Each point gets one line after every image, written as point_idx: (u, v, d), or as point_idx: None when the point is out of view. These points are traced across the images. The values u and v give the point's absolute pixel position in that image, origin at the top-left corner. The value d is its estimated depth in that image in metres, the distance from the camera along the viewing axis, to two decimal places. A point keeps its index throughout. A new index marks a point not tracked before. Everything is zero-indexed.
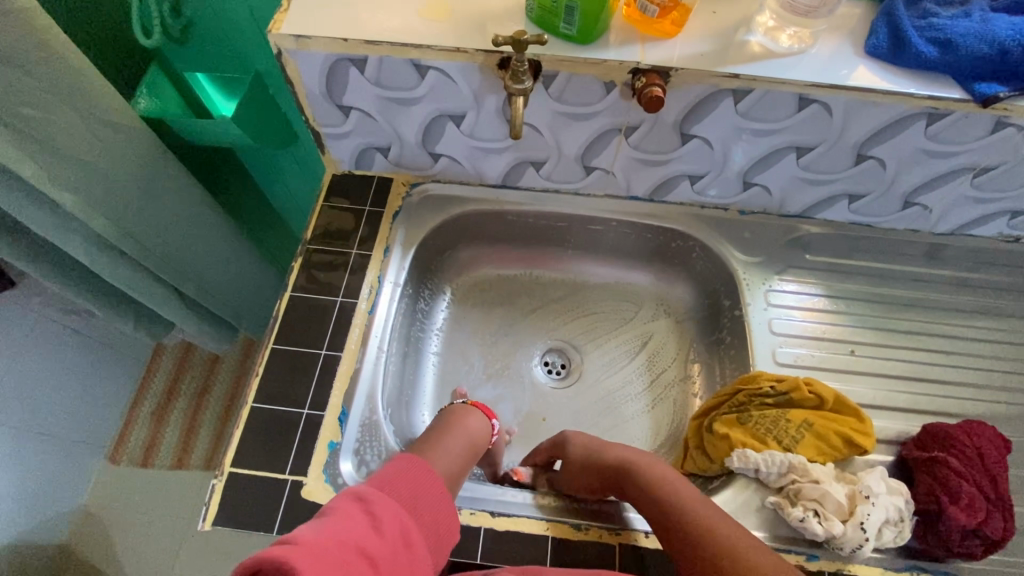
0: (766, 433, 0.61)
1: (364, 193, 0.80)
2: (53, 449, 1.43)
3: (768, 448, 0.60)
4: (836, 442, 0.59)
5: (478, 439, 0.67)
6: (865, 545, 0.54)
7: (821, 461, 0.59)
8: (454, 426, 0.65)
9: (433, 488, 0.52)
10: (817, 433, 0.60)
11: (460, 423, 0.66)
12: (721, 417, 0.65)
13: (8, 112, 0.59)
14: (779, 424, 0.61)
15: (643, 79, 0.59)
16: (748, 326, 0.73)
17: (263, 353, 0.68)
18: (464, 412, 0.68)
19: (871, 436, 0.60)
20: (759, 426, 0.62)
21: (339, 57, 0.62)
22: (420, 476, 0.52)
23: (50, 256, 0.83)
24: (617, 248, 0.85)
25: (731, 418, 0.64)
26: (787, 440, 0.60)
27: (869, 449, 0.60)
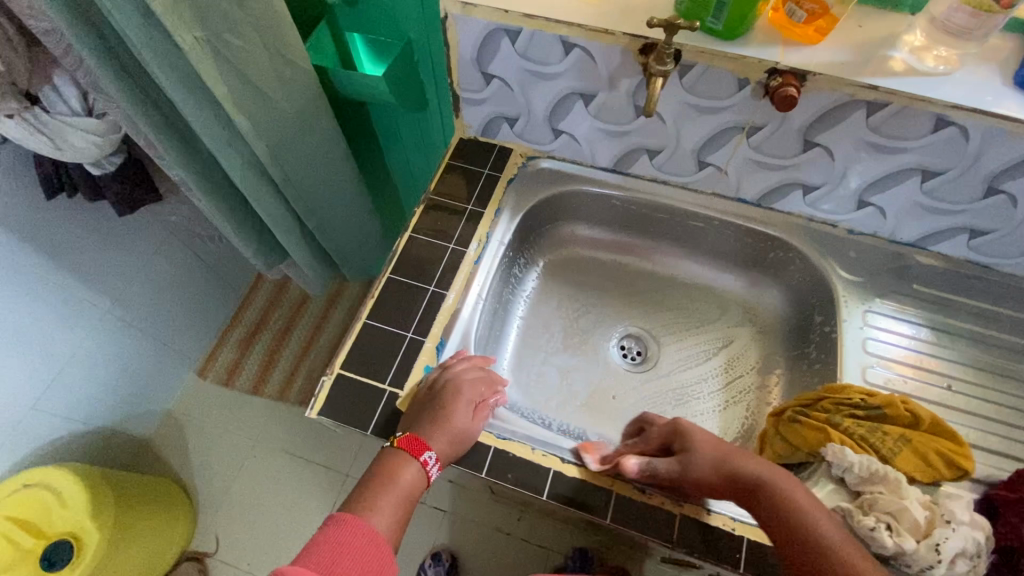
0: (862, 439, 0.63)
1: (484, 158, 0.86)
2: (155, 352, 1.60)
3: (866, 453, 0.62)
4: (935, 459, 0.60)
5: (413, 490, 0.60)
6: (937, 568, 0.53)
7: (919, 474, 0.60)
8: (385, 481, 0.59)
9: (354, 548, 0.53)
10: (916, 447, 0.61)
11: (392, 472, 0.60)
12: (810, 416, 0.67)
13: (216, 38, 0.70)
14: (877, 435, 0.63)
15: (779, 79, 0.62)
16: (841, 340, 0.73)
17: (380, 279, 0.76)
18: (394, 460, 0.60)
19: (972, 459, 0.61)
20: (854, 433, 0.64)
21: (496, 27, 0.69)
22: (348, 537, 0.53)
23: (209, 172, 0.96)
24: (714, 249, 0.87)
25: (821, 419, 0.66)
26: (886, 451, 0.62)
27: (969, 473, 0.60)
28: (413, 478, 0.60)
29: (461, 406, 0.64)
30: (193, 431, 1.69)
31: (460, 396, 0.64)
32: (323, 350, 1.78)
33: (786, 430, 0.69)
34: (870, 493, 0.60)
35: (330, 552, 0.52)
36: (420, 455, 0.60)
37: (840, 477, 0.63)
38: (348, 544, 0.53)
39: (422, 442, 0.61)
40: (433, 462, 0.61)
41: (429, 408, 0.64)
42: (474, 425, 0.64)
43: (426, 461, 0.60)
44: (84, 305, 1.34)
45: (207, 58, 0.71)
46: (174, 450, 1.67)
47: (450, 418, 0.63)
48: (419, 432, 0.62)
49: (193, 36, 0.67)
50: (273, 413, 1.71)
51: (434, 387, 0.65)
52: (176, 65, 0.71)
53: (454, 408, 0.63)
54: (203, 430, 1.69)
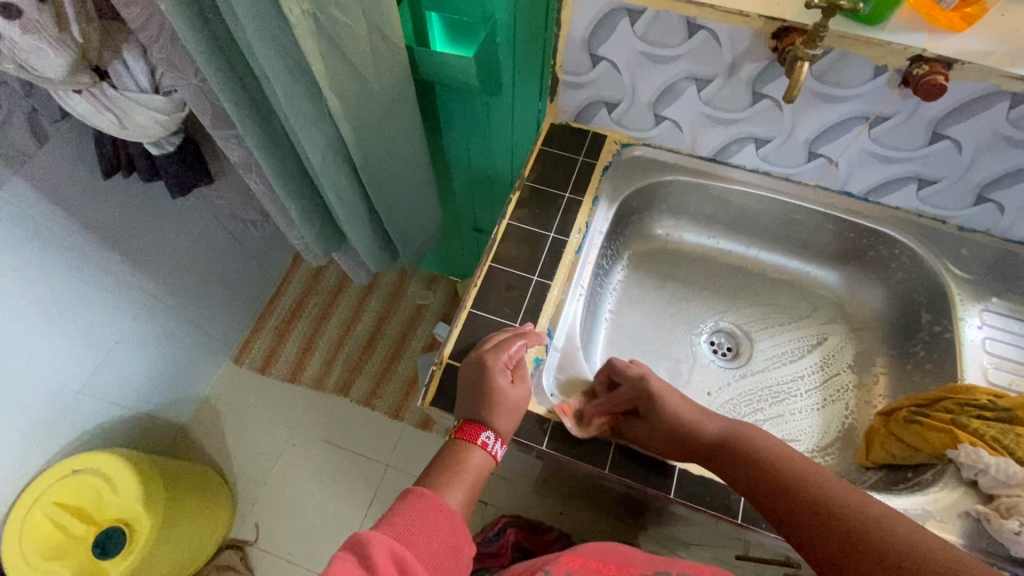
0: (994, 441, 0.60)
1: (578, 144, 0.84)
2: (192, 337, 1.58)
3: (1001, 456, 0.59)
4: None
5: (481, 470, 0.59)
6: None
7: None
8: (450, 465, 0.58)
9: (429, 520, 0.52)
10: None
11: (455, 456, 0.59)
12: (931, 414, 0.65)
13: (322, 12, 0.67)
14: (1010, 436, 0.60)
15: (924, 67, 0.60)
16: (958, 341, 0.71)
17: (481, 267, 0.74)
18: (456, 446, 0.60)
19: None
20: (984, 435, 0.61)
21: (618, 7, 0.66)
22: (422, 510, 0.52)
23: (282, 153, 0.93)
24: (810, 243, 0.84)
25: (946, 418, 0.64)
26: (1021, 452, 0.59)
27: None
28: (478, 459, 0.59)
29: (499, 377, 0.61)
30: (229, 418, 1.67)
31: (494, 368, 0.62)
32: (361, 341, 1.75)
33: (900, 431, 0.67)
34: (1010, 496, 0.58)
35: (406, 521, 0.51)
36: (477, 437, 0.60)
37: (972, 480, 0.61)
38: (424, 515, 0.52)
39: (478, 424, 0.60)
40: (493, 440, 0.60)
41: (473, 389, 0.62)
42: (517, 393, 0.62)
43: (485, 440, 0.60)
44: (130, 288, 1.32)
45: (311, 33, 0.68)
46: (210, 437, 1.64)
47: (496, 396, 0.61)
48: (473, 416, 0.60)
49: (301, 9, 0.64)
50: (311, 402, 1.68)
51: (470, 366, 0.63)
52: (279, 38, 0.68)
53: (492, 382, 0.61)
54: (239, 416, 1.67)
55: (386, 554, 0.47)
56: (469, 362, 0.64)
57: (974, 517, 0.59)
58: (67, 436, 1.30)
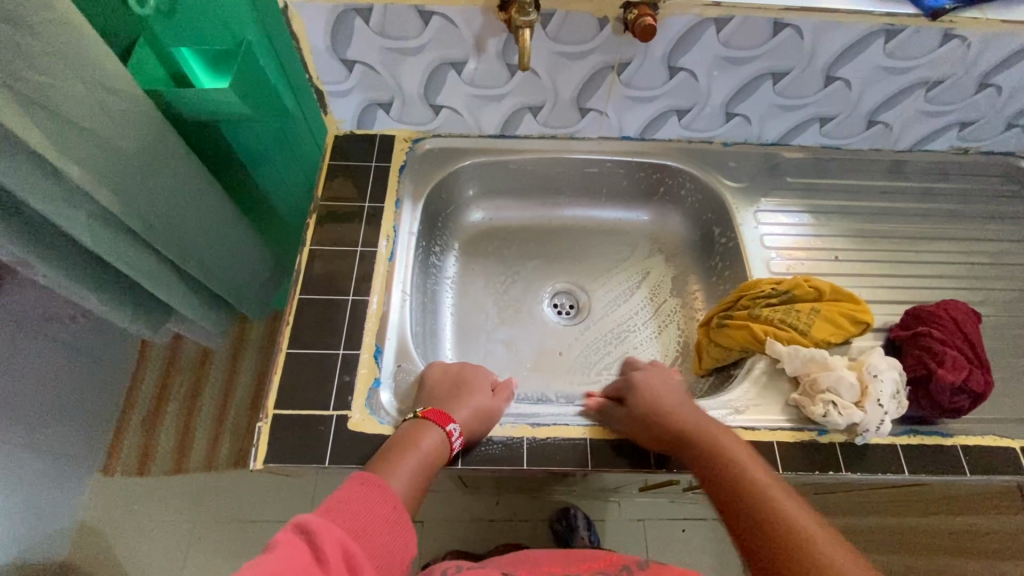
0: (782, 322, 0.68)
1: (368, 151, 0.82)
2: (41, 465, 1.37)
3: (789, 334, 0.68)
4: (842, 322, 0.68)
5: (436, 457, 0.58)
6: (877, 420, 0.61)
7: (831, 337, 0.67)
8: (407, 449, 0.57)
9: (380, 512, 0.50)
10: (825, 316, 0.68)
11: (416, 440, 0.58)
12: (734, 313, 0.72)
13: (13, 78, 0.58)
14: (792, 314, 0.69)
15: (635, 11, 0.64)
16: (742, 244, 0.79)
17: (292, 302, 0.70)
18: (416, 429, 0.59)
19: (868, 313, 0.68)
20: (774, 320, 0.69)
21: (345, 8, 0.64)
22: (371, 502, 0.51)
23: (51, 240, 0.81)
24: (612, 189, 0.90)
25: (745, 313, 0.71)
26: (801, 325, 0.68)
27: (870, 324, 0.68)
28: (435, 447, 0.58)
29: (483, 387, 0.66)
30: (117, 535, 1.48)
31: (479, 376, 0.68)
32: (244, 407, 1.59)
33: (716, 336, 0.73)
34: (808, 375, 0.65)
35: (355, 511, 0.49)
36: (444, 424, 0.60)
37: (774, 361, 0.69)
38: (375, 507, 0.50)
39: (447, 412, 0.61)
40: (456, 434, 0.60)
41: (447, 385, 0.65)
42: (496, 404, 0.65)
43: (452, 432, 0.59)
44: None
45: (7, 103, 0.59)
46: (99, 563, 1.45)
47: (472, 394, 0.64)
48: (444, 407, 0.62)
49: None
50: (207, 486, 1.54)
51: (456, 368, 0.68)
52: None
53: (478, 386, 0.66)
54: (129, 528, 1.49)
55: (336, 548, 0.45)
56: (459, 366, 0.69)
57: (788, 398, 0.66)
58: None
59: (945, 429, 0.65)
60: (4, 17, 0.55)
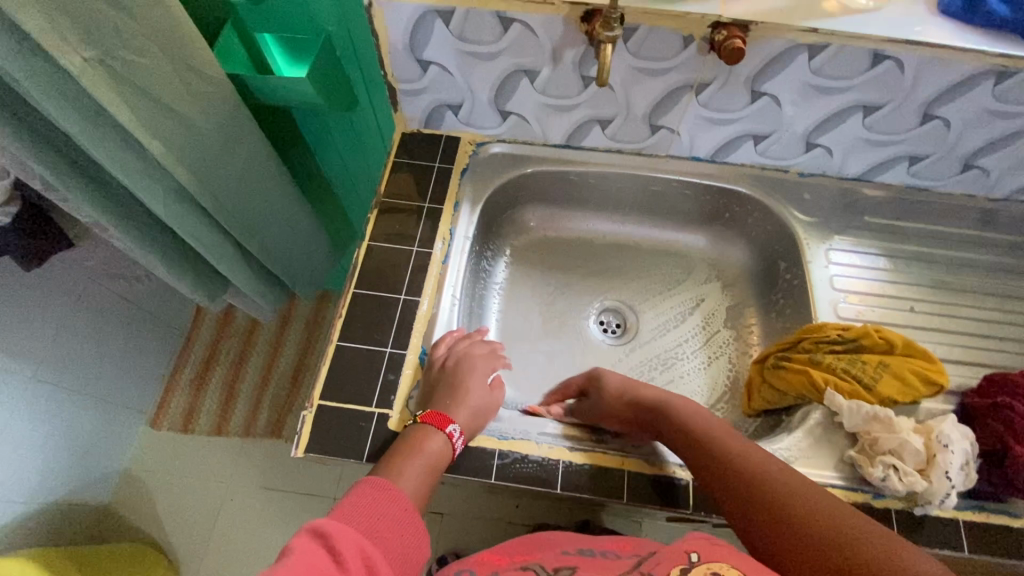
0: (845, 373, 0.64)
1: (432, 150, 0.82)
2: (97, 411, 1.46)
3: (853, 387, 0.63)
4: (913, 380, 0.63)
5: (441, 460, 0.58)
6: (945, 492, 0.57)
7: (900, 396, 0.63)
8: (412, 453, 0.56)
9: (394, 512, 0.50)
10: (895, 372, 0.63)
11: (419, 444, 0.57)
12: (795, 356, 0.69)
13: (110, 57, 0.62)
14: (858, 366, 0.64)
15: (723, 32, 0.61)
16: (808, 283, 0.75)
17: (345, 296, 0.71)
18: (417, 433, 0.58)
19: (944, 374, 0.63)
20: (837, 369, 0.65)
21: (428, 10, 0.64)
22: (385, 502, 0.50)
23: (129, 209, 0.86)
24: (674, 210, 0.87)
25: (805, 358, 0.67)
26: (869, 380, 0.64)
27: (944, 387, 0.63)
28: (439, 450, 0.58)
29: (478, 382, 0.64)
30: (157, 486, 1.57)
31: (475, 372, 0.65)
32: (285, 377, 1.66)
33: (771, 376, 0.70)
34: (868, 434, 0.61)
35: (370, 513, 0.49)
36: (445, 428, 0.59)
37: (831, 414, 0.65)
38: (389, 507, 0.50)
39: (446, 415, 0.60)
40: (457, 434, 0.59)
41: (445, 384, 0.64)
42: (493, 398, 0.64)
43: (452, 434, 0.59)
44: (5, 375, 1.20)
45: (103, 80, 0.62)
46: (139, 510, 1.54)
47: (467, 393, 0.62)
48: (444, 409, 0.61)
49: (83, 58, 0.59)
50: (242, 453, 1.60)
51: (450, 363, 0.65)
52: (68, 92, 0.62)
53: (472, 383, 0.64)
54: (169, 480, 1.57)
55: (353, 551, 0.45)
56: (452, 355, 0.66)
57: (844, 454, 0.63)
58: None
59: (1018, 511, 0.60)
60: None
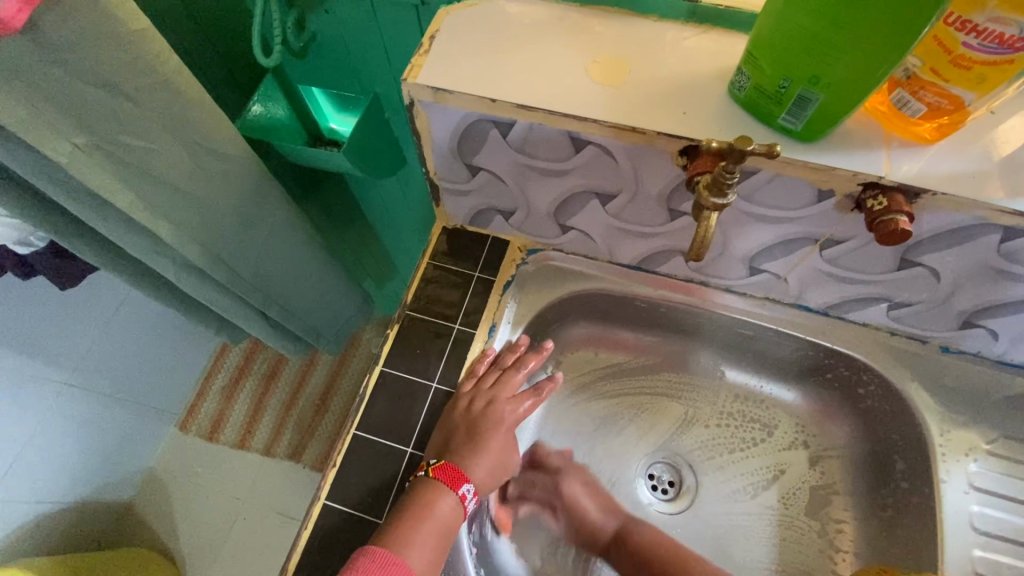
0: None
1: (474, 253, 0.69)
2: (128, 413, 1.45)
3: None
4: None
5: (453, 523, 0.55)
6: None
7: None
8: (421, 516, 0.53)
9: None
10: None
11: (429, 505, 0.54)
12: None
13: (108, 141, 0.52)
14: None
15: (880, 199, 0.44)
16: (937, 513, 0.57)
17: (343, 438, 0.60)
18: (428, 493, 0.54)
19: None
20: None
21: (483, 117, 0.50)
22: None
23: (143, 267, 0.78)
24: (763, 355, 0.70)
25: None
26: None
27: None
28: (451, 512, 0.55)
29: (499, 434, 0.61)
30: (176, 493, 1.53)
31: (499, 428, 0.61)
32: (311, 402, 1.59)
33: None
34: None
35: None
36: (457, 487, 0.55)
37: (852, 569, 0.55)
38: None
39: (459, 473, 0.56)
40: (469, 495, 0.56)
41: (465, 431, 0.59)
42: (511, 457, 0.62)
43: (466, 494, 0.56)
44: (39, 380, 1.20)
45: (98, 165, 0.53)
46: (155, 514, 1.52)
47: (488, 446, 0.60)
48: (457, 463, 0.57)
49: (73, 144, 0.50)
50: (261, 472, 1.53)
51: (479, 407, 0.60)
52: (59, 176, 0.54)
53: (495, 437, 0.61)
54: (186, 488, 1.54)
55: None
56: (482, 399, 0.60)
57: None
58: None
59: None
60: (103, 84, 0.49)
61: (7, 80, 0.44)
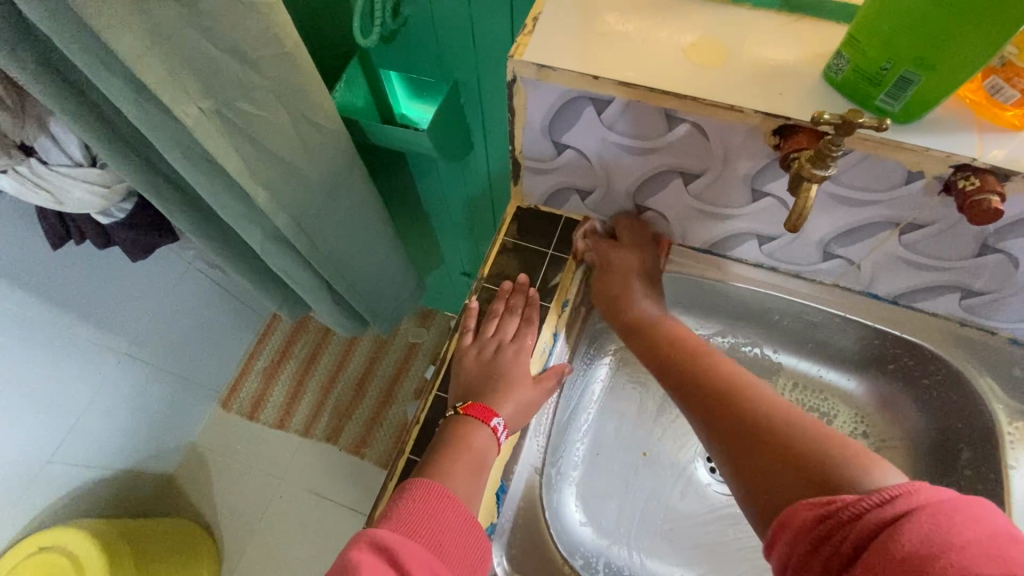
0: None
1: (547, 232, 0.72)
2: (176, 388, 1.50)
3: None
4: None
5: (488, 454, 0.58)
6: None
7: None
8: (459, 448, 0.56)
9: (450, 518, 0.50)
10: None
11: (465, 438, 0.57)
12: None
13: (227, 106, 0.56)
14: None
15: (973, 180, 0.46)
16: (1007, 497, 0.58)
17: (423, 401, 0.67)
18: (465, 429, 0.58)
19: None
20: None
21: (581, 94, 0.53)
22: (435, 507, 0.50)
23: (226, 236, 0.82)
24: (826, 344, 0.72)
25: None
26: None
27: None
28: (487, 444, 0.58)
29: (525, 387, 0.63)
30: (216, 467, 1.58)
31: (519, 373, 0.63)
32: (350, 385, 1.62)
33: None
34: None
35: (427, 521, 0.49)
36: (488, 421, 0.59)
37: None
38: (444, 513, 0.50)
39: (489, 408, 0.59)
40: (501, 428, 0.59)
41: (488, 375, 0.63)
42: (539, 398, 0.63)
43: (494, 426, 0.59)
44: (100, 348, 1.26)
45: (218, 130, 0.57)
46: (196, 487, 1.56)
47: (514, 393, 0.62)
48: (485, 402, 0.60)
49: (198, 108, 0.55)
50: (299, 451, 1.56)
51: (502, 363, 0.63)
52: (179, 138, 0.58)
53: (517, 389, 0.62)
54: (226, 464, 1.58)
55: (418, 567, 0.44)
56: (491, 342, 0.66)
57: None
58: (38, 505, 1.23)
59: None
60: (233, 52, 0.52)
61: (156, 43, 0.48)
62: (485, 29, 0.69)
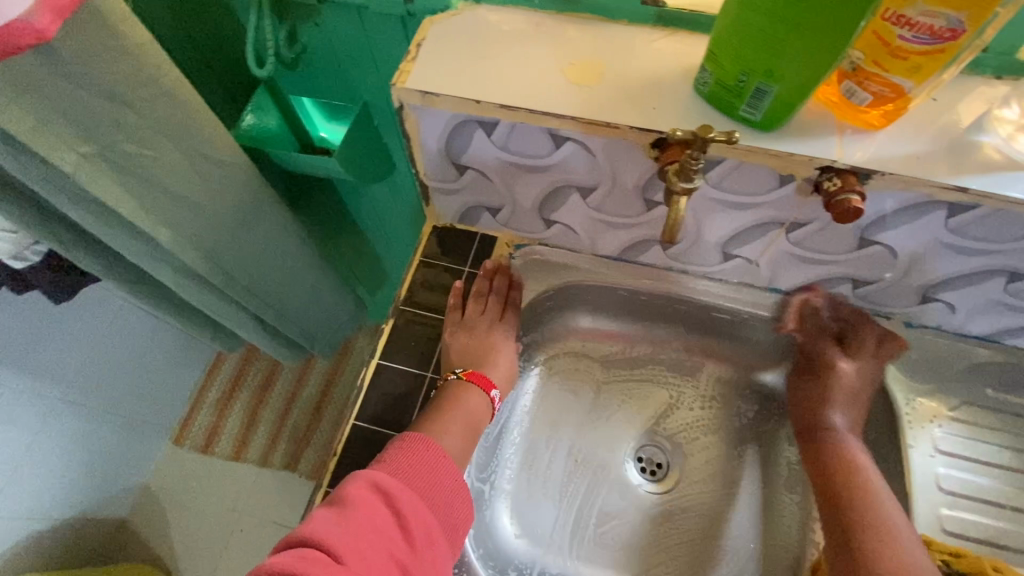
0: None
1: (464, 250, 0.72)
2: (122, 429, 1.44)
3: None
4: None
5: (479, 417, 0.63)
6: None
7: None
8: (456, 406, 0.62)
9: (444, 473, 0.53)
10: None
11: (462, 399, 0.62)
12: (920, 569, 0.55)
13: (110, 150, 0.55)
14: None
15: (836, 180, 0.48)
16: (909, 477, 0.62)
17: (343, 429, 0.63)
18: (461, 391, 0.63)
19: None
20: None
21: (468, 118, 0.54)
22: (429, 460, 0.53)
23: (141, 275, 0.80)
24: (742, 339, 0.74)
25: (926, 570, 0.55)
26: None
27: None
28: (479, 408, 0.63)
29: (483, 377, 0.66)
30: (171, 507, 1.53)
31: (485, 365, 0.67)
32: (307, 409, 1.59)
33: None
34: None
35: (422, 472, 0.52)
36: (487, 390, 0.65)
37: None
38: (439, 467, 0.53)
39: (487, 378, 0.65)
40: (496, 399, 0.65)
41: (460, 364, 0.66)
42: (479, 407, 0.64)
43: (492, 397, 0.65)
44: (32, 396, 1.20)
45: (104, 174, 0.56)
46: (152, 529, 1.51)
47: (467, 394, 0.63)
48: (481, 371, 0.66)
49: (77, 153, 0.53)
50: (257, 482, 1.53)
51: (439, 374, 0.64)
52: (63, 184, 0.56)
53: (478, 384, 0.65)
54: (182, 503, 1.53)
55: (410, 513, 0.48)
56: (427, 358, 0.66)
57: None
58: None
59: None
60: (107, 96, 0.51)
61: (16, 93, 0.47)
62: (384, 53, 0.69)
